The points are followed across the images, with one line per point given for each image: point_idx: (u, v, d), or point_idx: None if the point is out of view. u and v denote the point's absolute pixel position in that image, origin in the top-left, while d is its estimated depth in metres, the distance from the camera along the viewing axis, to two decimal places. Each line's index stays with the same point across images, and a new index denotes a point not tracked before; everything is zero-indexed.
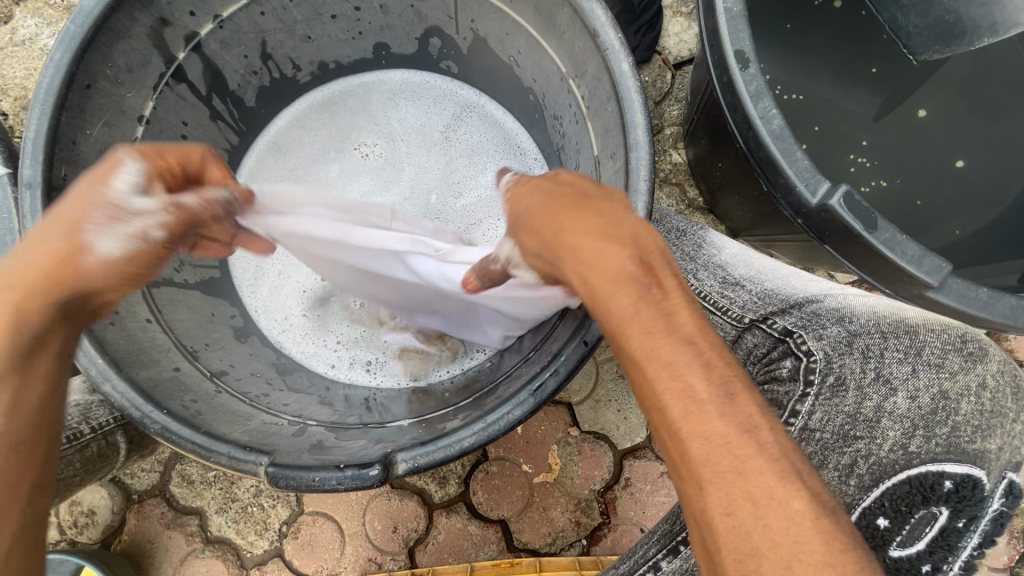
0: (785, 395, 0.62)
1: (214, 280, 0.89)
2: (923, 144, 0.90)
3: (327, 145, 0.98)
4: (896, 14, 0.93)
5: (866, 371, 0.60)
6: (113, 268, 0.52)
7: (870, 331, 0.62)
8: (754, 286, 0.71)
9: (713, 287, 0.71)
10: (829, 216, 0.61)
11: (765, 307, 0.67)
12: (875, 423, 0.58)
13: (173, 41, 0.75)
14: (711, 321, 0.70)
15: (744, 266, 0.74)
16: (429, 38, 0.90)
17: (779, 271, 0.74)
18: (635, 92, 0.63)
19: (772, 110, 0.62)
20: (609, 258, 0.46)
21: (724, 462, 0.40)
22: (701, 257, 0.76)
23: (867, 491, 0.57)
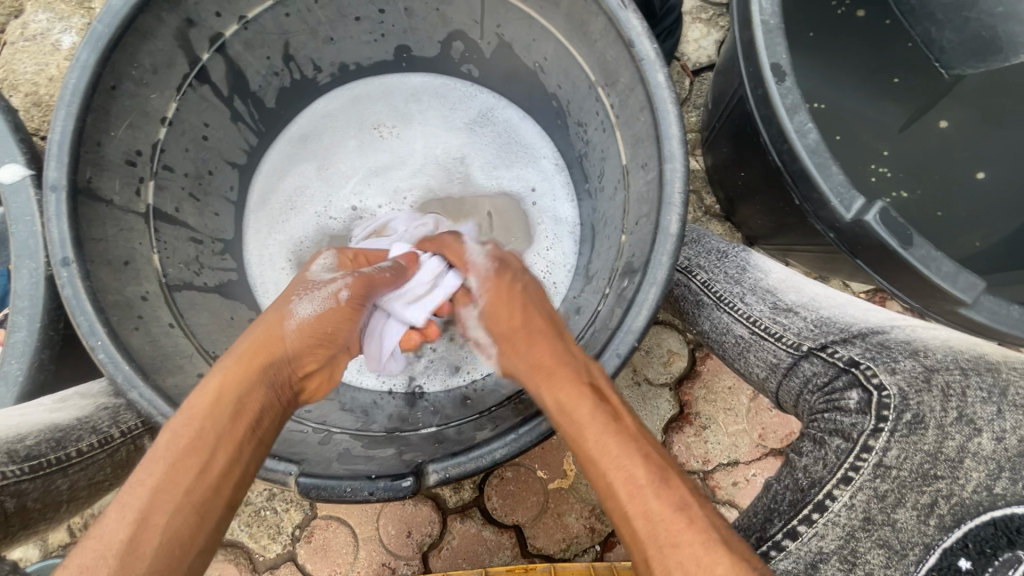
0: (853, 427, 0.57)
1: (231, 283, 0.88)
2: (945, 155, 0.90)
3: (343, 145, 0.97)
4: (931, 28, 0.93)
5: (948, 410, 0.52)
6: (308, 329, 0.64)
7: (950, 367, 0.56)
8: (808, 312, 0.70)
9: (764, 313, 0.71)
10: (864, 231, 0.61)
11: (824, 336, 0.65)
12: (958, 463, 0.50)
13: (199, 43, 0.74)
14: (765, 347, 0.69)
15: (796, 293, 0.74)
16: (452, 42, 0.89)
17: (833, 300, 0.73)
18: (670, 104, 0.63)
19: (807, 125, 0.62)
20: (567, 367, 0.61)
21: (662, 536, 0.48)
22: (748, 281, 0.77)
23: (947, 532, 0.49)
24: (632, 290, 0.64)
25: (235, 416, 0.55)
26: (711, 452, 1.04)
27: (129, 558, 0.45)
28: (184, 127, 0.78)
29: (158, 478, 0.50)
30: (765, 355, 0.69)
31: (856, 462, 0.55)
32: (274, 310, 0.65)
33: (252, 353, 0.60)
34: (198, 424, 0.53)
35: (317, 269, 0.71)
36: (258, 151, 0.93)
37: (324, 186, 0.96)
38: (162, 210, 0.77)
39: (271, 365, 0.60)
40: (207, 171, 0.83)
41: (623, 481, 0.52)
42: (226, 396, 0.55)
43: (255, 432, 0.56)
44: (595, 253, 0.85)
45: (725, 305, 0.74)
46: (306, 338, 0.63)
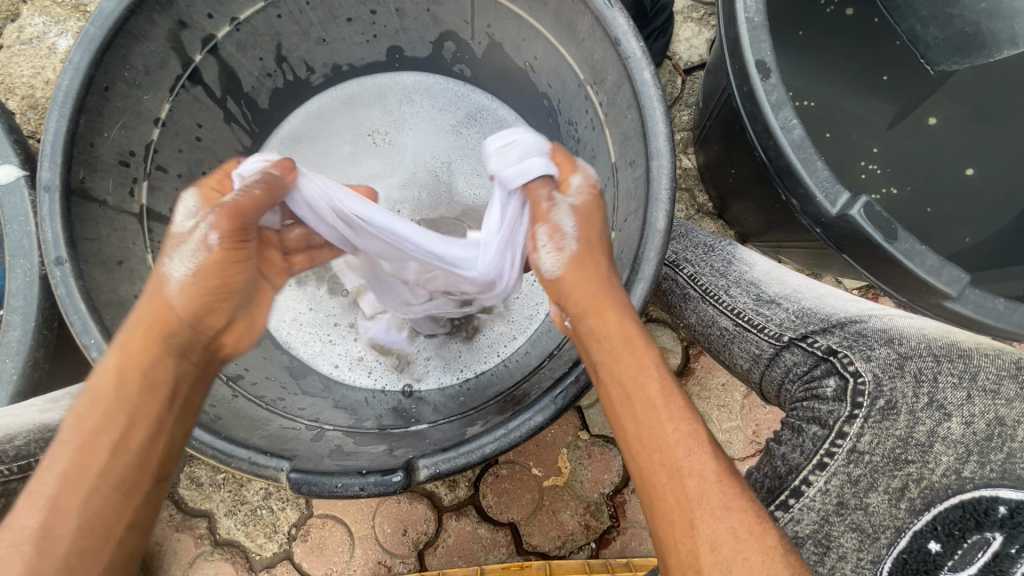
0: (829, 415, 0.57)
1: None
2: (934, 152, 0.91)
3: (338, 145, 0.98)
4: (916, 25, 0.93)
5: (919, 396, 0.54)
6: (191, 287, 0.57)
7: (923, 354, 0.56)
8: (790, 304, 0.70)
9: (748, 305, 0.71)
10: (848, 226, 0.61)
11: (805, 327, 0.66)
12: (928, 448, 0.52)
13: (191, 44, 0.75)
14: (747, 339, 0.70)
15: (779, 284, 0.74)
16: (443, 42, 0.90)
17: (815, 291, 0.73)
18: (656, 100, 0.63)
19: (792, 121, 0.62)
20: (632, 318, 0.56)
21: (716, 498, 0.46)
22: (733, 274, 0.77)
23: (916, 514, 0.51)
24: (621, 286, 0.64)
25: (143, 394, 0.52)
26: None
27: (54, 540, 0.44)
28: (177, 128, 0.79)
29: (66, 465, 0.46)
30: (749, 347, 0.70)
31: (830, 448, 0.55)
32: (157, 273, 0.58)
33: (148, 327, 0.55)
34: (103, 404, 0.49)
35: (180, 216, 0.59)
36: (252, 152, 0.94)
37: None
38: (156, 210, 0.77)
39: (176, 336, 0.56)
40: (200, 171, 0.84)
41: (686, 434, 0.49)
42: (133, 372, 0.52)
43: (167, 405, 0.53)
44: None
45: (709, 298, 0.75)
46: (195, 297, 0.57)
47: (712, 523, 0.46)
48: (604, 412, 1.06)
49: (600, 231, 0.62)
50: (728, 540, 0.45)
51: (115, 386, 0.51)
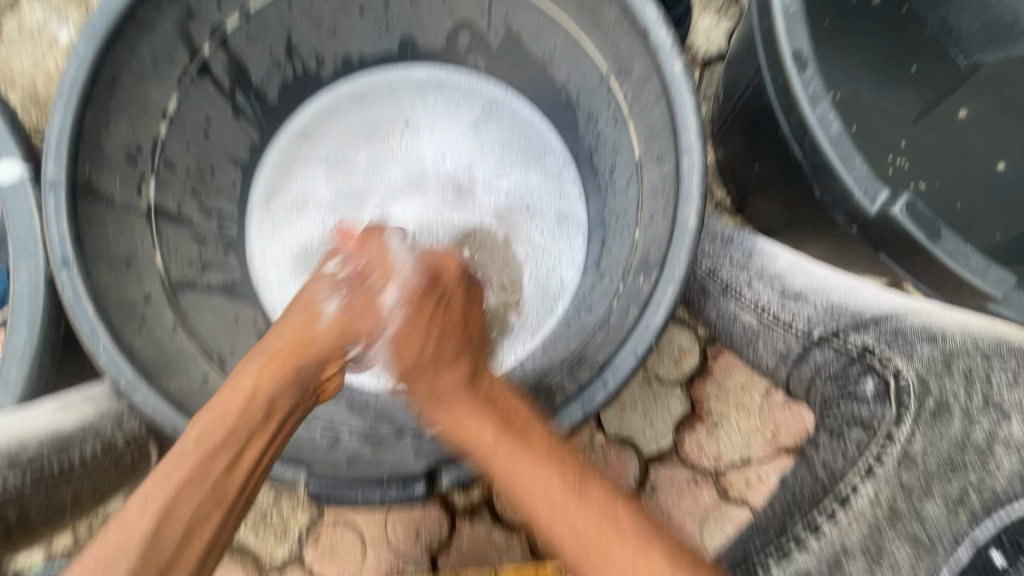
0: (872, 417, 0.58)
1: (235, 282, 0.86)
2: (962, 147, 0.88)
3: (349, 141, 0.95)
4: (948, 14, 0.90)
5: (973, 396, 0.56)
6: (340, 319, 0.69)
7: (969, 351, 0.58)
8: (818, 297, 0.65)
9: (773, 299, 0.65)
10: (888, 226, 0.58)
11: (837, 322, 0.62)
12: (986, 451, 0.55)
13: (199, 35, 0.72)
14: (773, 334, 0.65)
15: (804, 277, 0.67)
16: (458, 33, 0.88)
17: (844, 282, 0.67)
18: (687, 93, 0.60)
19: (829, 115, 0.59)
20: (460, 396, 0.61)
21: (572, 528, 0.50)
22: (755, 266, 0.70)
23: (978, 522, 0.53)
24: (649, 288, 0.62)
25: (282, 397, 0.60)
26: (723, 450, 1.04)
27: (153, 548, 0.47)
28: (186, 122, 0.76)
29: (181, 473, 0.51)
30: (774, 343, 0.66)
31: (881, 451, 0.57)
32: (301, 305, 0.70)
33: (288, 361, 0.63)
34: (229, 421, 0.56)
35: (330, 268, 0.76)
36: (260, 147, 0.91)
37: (333, 193, 0.93)
38: (164, 208, 0.75)
39: (302, 362, 0.64)
40: (208, 167, 0.82)
41: (527, 473, 0.53)
42: (284, 374, 0.61)
43: (279, 428, 0.59)
44: (607, 249, 0.84)
45: (730, 294, 0.68)
46: (334, 333, 0.67)
47: (562, 523, 0.51)
48: (620, 412, 1.04)
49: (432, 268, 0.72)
50: (593, 549, 0.49)
51: (244, 405, 0.57)
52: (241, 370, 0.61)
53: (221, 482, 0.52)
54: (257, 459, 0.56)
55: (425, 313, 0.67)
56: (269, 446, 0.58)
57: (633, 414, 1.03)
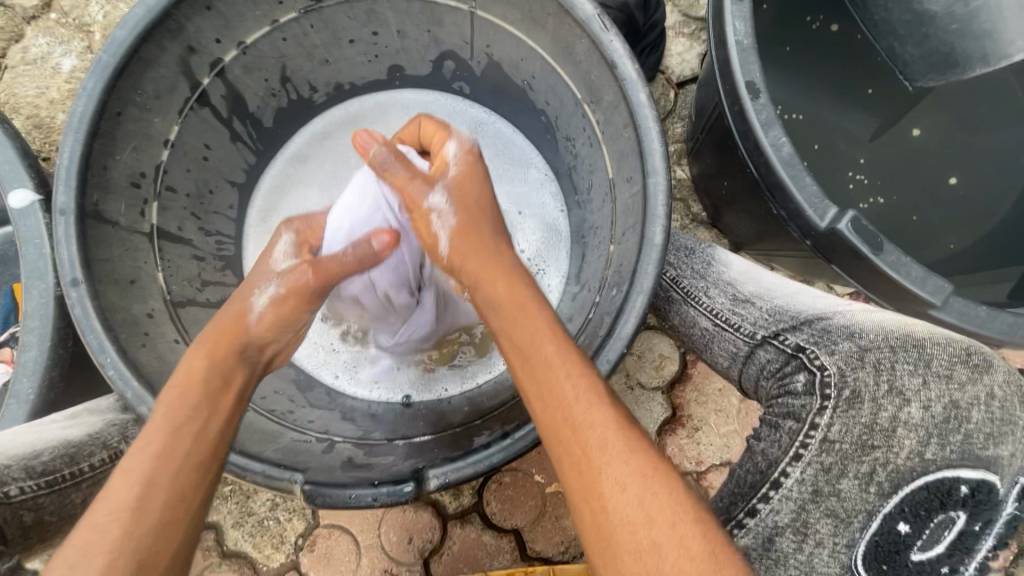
0: (802, 409, 0.60)
1: (233, 298, 0.90)
2: (917, 162, 0.94)
3: (342, 162, 1.01)
4: (894, 43, 0.95)
5: (879, 383, 0.58)
6: (267, 318, 0.68)
7: (880, 345, 0.60)
8: (764, 303, 0.71)
9: (724, 304, 0.72)
10: (837, 239, 0.63)
11: (775, 324, 0.67)
12: (891, 432, 0.56)
13: (199, 68, 0.77)
14: (723, 337, 0.71)
15: (753, 283, 0.75)
16: (443, 61, 0.93)
17: (788, 289, 0.74)
18: (652, 120, 0.66)
19: (781, 139, 0.64)
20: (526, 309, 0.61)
21: (619, 463, 0.52)
22: (712, 274, 0.77)
23: (886, 498, 0.54)
24: (620, 298, 0.67)
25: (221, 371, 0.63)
26: (703, 452, 1.08)
27: (140, 517, 0.50)
28: (186, 148, 0.81)
29: (158, 445, 0.54)
30: (726, 346, 0.71)
31: (805, 439, 0.58)
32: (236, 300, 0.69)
33: (228, 347, 0.64)
34: (190, 397, 0.59)
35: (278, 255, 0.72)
36: (257, 169, 0.96)
37: None
38: (165, 230, 0.79)
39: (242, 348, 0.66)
40: (207, 190, 0.86)
41: (580, 392, 0.55)
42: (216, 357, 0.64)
43: (230, 413, 0.61)
44: (586, 261, 0.89)
45: (691, 300, 0.75)
46: (266, 328, 0.68)
47: (615, 461, 0.52)
48: None
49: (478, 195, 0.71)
50: (633, 489, 0.51)
51: (204, 380, 0.60)
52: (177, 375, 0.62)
53: (196, 457, 0.55)
54: (223, 428, 0.59)
55: (470, 193, 0.71)
56: (229, 421, 0.60)
57: None
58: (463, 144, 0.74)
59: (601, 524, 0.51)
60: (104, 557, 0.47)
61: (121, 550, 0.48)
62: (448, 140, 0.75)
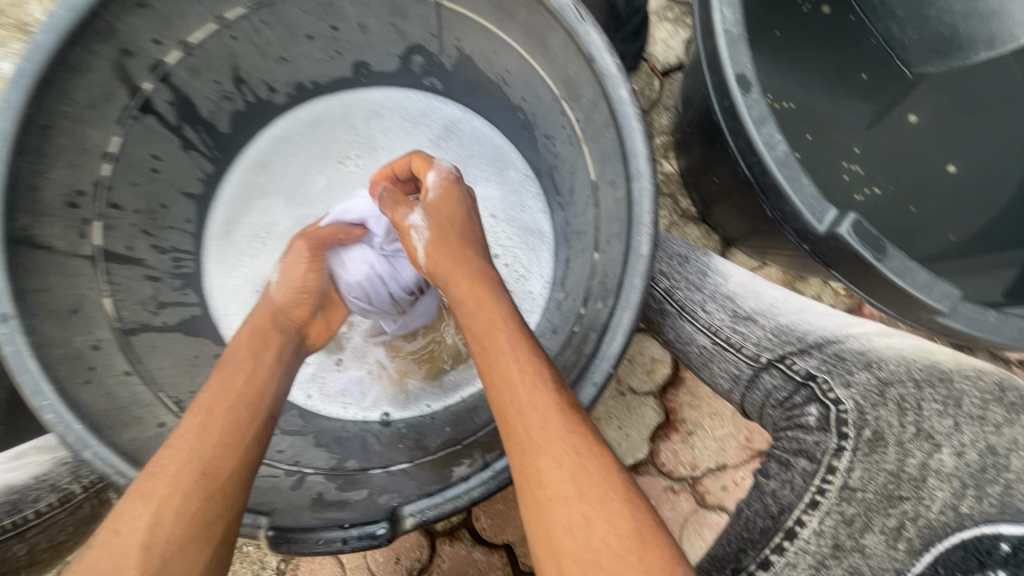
0: (816, 447, 0.57)
1: (194, 318, 0.84)
2: (915, 150, 0.90)
3: (308, 167, 0.94)
4: (891, 27, 0.92)
5: (905, 425, 0.55)
6: (292, 300, 0.76)
7: (903, 379, 0.58)
8: (766, 321, 0.68)
9: (724, 323, 0.68)
10: (837, 245, 0.58)
11: (783, 347, 0.64)
12: (921, 483, 0.52)
13: (139, 73, 0.70)
14: (725, 357, 0.67)
15: (755, 299, 0.72)
16: (411, 56, 0.87)
17: (790, 305, 0.71)
18: (635, 119, 0.60)
19: (775, 135, 0.59)
20: (506, 314, 0.62)
21: (561, 457, 0.50)
22: (709, 287, 0.71)
23: (916, 556, 0.50)
24: (606, 314, 0.62)
25: (253, 373, 0.63)
26: (698, 457, 1.04)
27: (207, 479, 0.52)
28: (131, 161, 0.74)
29: (205, 417, 0.56)
30: (727, 367, 0.67)
31: (823, 483, 0.55)
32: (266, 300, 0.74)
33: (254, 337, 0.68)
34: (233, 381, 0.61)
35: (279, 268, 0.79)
36: (215, 178, 0.89)
37: (296, 223, 0.93)
38: (111, 251, 0.73)
39: (263, 339, 0.69)
40: (159, 205, 0.80)
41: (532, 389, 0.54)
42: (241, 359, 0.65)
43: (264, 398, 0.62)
44: (571, 267, 0.84)
45: (687, 315, 0.69)
46: (289, 308, 0.75)
47: (553, 457, 0.50)
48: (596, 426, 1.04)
49: (456, 214, 0.71)
50: (571, 486, 0.48)
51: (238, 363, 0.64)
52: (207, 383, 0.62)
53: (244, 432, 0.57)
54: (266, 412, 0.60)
55: (451, 217, 0.71)
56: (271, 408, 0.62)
57: (608, 426, 1.04)
58: (442, 173, 0.73)
59: (541, 526, 0.48)
60: (166, 512, 0.48)
61: (184, 508, 0.49)
62: (428, 166, 0.74)
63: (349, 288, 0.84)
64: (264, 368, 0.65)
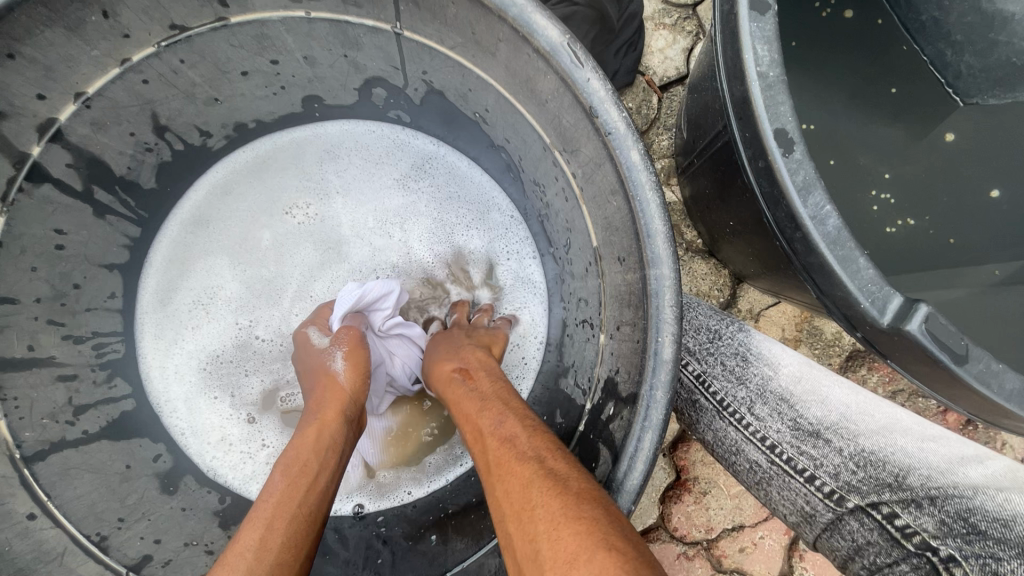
0: None
1: (127, 414, 0.71)
2: (953, 172, 0.73)
3: (256, 219, 0.80)
4: (947, 50, 0.75)
5: None
6: (357, 375, 0.65)
7: None
8: (842, 441, 0.50)
9: (786, 438, 0.52)
10: (903, 341, 0.47)
11: (866, 483, 0.46)
12: None
13: (21, 136, 0.55)
14: (789, 488, 0.51)
15: (818, 401, 0.55)
16: (371, 89, 0.73)
17: (862, 411, 0.55)
18: (650, 189, 0.48)
19: (826, 205, 0.47)
20: (514, 439, 0.51)
21: None
22: (754, 380, 0.58)
23: None
24: (622, 430, 0.50)
25: (323, 472, 0.55)
26: (713, 519, 0.94)
27: None
28: (25, 243, 0.60)
29: (264, 527, 0.49)
30: (791, 496, 0.51)
31: None
32: (315, 372, 0.65)
33: (313, 417, 0.59)
34: (293, 478, 0.53)
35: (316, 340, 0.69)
36: (144, 241, 0.75)
37: (246, 287, 0.79)
38: (6, 358, 0.60)
39: (328, 417, 0.59)
40: (71, 286, 0.66)
41: (555, 532, 0.40)
42: (314, 452, 0.55)
43: (313, 502, 0.53)
44: (570, 334, 0.72)
45: (727, 414, 0.56)
46: (357, 382, 0.64)
47: None
48: None
49: (480, 338, 0.70)
50: None
51: (304, 454, 0.55)
52: (265, 484, 0.53)
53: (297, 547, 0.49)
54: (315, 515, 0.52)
55: (460, 332, 0.71)
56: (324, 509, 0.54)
57: None
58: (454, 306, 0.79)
59: None
60: None
61: None
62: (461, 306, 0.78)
63: (399, 358, 0.77)
64: (333, 465, 0.56)
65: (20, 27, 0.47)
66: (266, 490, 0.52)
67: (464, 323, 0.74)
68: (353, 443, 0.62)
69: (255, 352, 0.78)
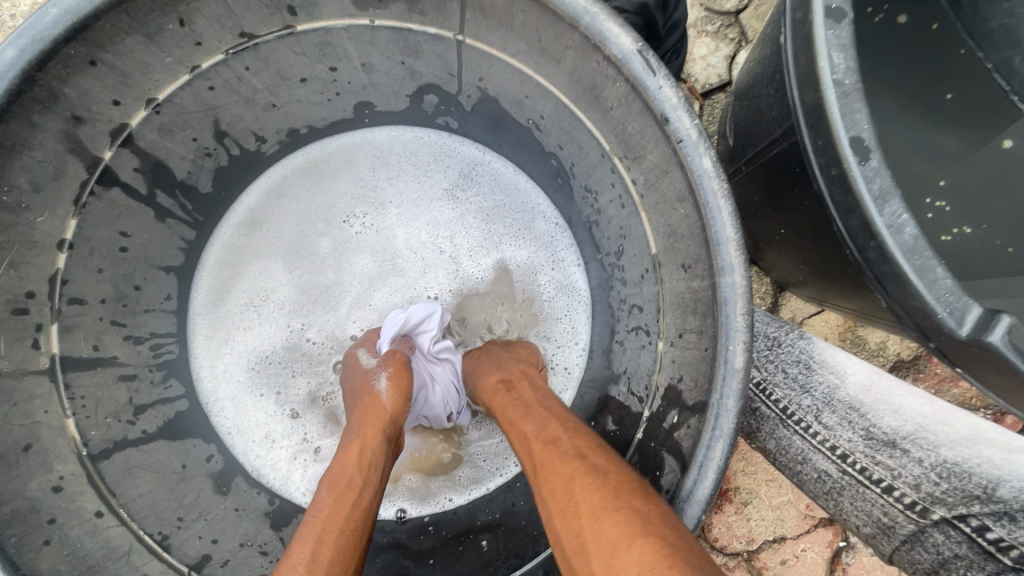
0: None
1: (181, 414, 0.72)
2: (1009, 180, 0.71)
3: (303, 224, 0.80)
4: (1014, 57, 0.74)
5: None
6: (398, 393, 0.65)
7: None
8: (921, 452, 0.50)
9: (857, 446, 0.52)
10: (983, 352, 0.46)
11: (946, 494, 0.45)
12: None
13: (95, 140, 0.57)
14: (863, 499, 0.50)
15: (892, 413, 0.55)
16: (423, 96, 0.74)
17: (940, 421, 0.54)
18: (722, 198, 0.47)
19: (903, 214, 0.47)
20: (569, 446, 0.51)
21: None
22: (819, 389, 0.58)
23: None
24: (691, 440, 0.50)
25: (367, 488, 0.55)
26: (755, 530, 0.92)
27: None
28: (93, 244, 0.61)
29: (316, 539, 0.49)
30: (866, 507, 0.50)
31: None
32: (359, 390, 0.66)
33: (356, 433, 0.60)
34: (342, 495, 0.54)
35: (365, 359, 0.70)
36: (198, 244, 0.76)
37: (294, 292, 0.79)
38: (74, 357, 0.61)
39: (372, 434, 0.59)
40: (132, 287, 0.67)
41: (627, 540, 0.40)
42: (358, 467, 0.56)
43: (358, 517, 0.53)
44: (619, 341, 0.72)
45: (792, 422, 0.57)
46: (398, 401, 0.64)
47: None
48: None
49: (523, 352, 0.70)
50: None
51: (350, 470, 0.56)
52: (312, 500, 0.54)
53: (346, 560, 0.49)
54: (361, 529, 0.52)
55: (497, 348, 0.72)
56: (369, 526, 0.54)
57: None
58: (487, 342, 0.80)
59: None
60: None
61: None
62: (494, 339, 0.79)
63: (439, 386, 0.76)
64: (376, 480, 0.57)
65: (104, 35, 0.49)
66: (314, 506, 0.53)
67: (497, 339, 0.76)
68: (392, 462, 0.62)
69: (300, 360, 0.78)
